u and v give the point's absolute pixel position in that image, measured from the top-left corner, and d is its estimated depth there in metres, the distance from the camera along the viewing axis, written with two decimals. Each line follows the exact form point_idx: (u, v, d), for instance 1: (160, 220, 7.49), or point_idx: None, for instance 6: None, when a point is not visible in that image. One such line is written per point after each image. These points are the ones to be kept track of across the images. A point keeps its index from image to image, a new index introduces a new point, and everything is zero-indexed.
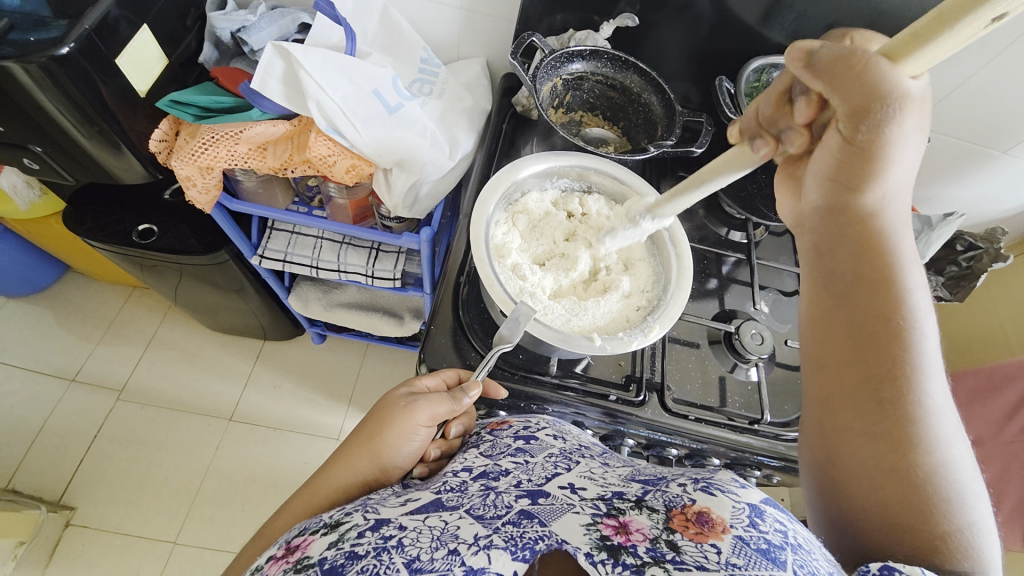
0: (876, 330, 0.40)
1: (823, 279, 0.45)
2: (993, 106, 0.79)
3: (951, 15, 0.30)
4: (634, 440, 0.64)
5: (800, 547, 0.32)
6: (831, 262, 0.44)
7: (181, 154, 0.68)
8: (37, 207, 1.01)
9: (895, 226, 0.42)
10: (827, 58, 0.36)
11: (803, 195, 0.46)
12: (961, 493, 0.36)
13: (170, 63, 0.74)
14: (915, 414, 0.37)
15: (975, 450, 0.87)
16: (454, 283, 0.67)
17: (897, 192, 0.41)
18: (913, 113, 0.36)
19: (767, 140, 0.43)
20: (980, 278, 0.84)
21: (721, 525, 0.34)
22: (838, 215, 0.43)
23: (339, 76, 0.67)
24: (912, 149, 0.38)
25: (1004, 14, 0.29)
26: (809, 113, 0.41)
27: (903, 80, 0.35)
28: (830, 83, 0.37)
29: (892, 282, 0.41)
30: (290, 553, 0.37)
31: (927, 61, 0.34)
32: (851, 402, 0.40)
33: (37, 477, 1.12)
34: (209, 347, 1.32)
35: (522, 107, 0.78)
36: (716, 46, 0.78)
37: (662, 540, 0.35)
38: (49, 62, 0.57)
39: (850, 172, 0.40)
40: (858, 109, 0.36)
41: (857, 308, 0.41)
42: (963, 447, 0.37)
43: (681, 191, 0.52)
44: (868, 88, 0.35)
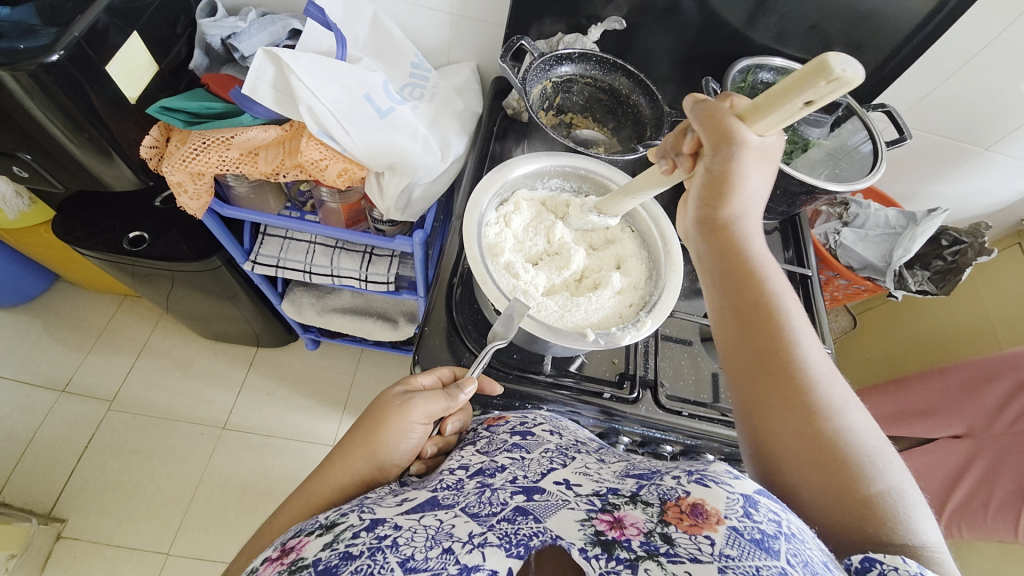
0: (762, 322, 0.42)
1: (717, 293, 0.46)
2: (973, 103, 0.81)
3: (791, 87, 0.35)
4: (629, 438, 0.64)
5: (794, 536, 0.33)
6: (714, 269, 0.46)
7: (172, 159, 0.68)
8: (25, 216, 1.00)
9: (752, 231, 0.46)
10: (701, 111, 0.44)
11: (687, 211, 0.48)
12: (876, 460, 0.37)
13: (160, 70, 0.74)
14: (817, 399, 0.39)
15: (967, 443, 0.89)
16: (448, 284, 0.68)
17: (748, 207, 0.45)
18: (752, 155, 0.42)
19: (670, 160, 0.49)
20: (965, 272, 0.85)
21: (715, 516, 0.34)
22: (710, 228, 0.46)
23: (330, 81, 0.68)
24: (756, 177, 0.43)
25: (813, 100, 0.35)
26: (691, 147, 0.46)
27: (750, 133, 0.42)
28: (703, 129, 0.43)
29: (762, 280, 0.44)
30: (284, 555, 0.37)
31: (771, 121, 0.40)
32: (764, 399, 0.41)
33: (26, 489, 1.10)
34: (201, 354, 1.31)
35: (513, 109, 0.79)
36: (702, 49, 0.80)
37: (656, 534, 0.35)
38: (37, 70, 0.57)
39: (715, 193, 0.44)
40: (721, 149, 0.42)
41: (744, 307, 0.43)
42: (862, 411, 0.40)
43: (622, 194, 0.57)
44: (726, 131, 0.41)
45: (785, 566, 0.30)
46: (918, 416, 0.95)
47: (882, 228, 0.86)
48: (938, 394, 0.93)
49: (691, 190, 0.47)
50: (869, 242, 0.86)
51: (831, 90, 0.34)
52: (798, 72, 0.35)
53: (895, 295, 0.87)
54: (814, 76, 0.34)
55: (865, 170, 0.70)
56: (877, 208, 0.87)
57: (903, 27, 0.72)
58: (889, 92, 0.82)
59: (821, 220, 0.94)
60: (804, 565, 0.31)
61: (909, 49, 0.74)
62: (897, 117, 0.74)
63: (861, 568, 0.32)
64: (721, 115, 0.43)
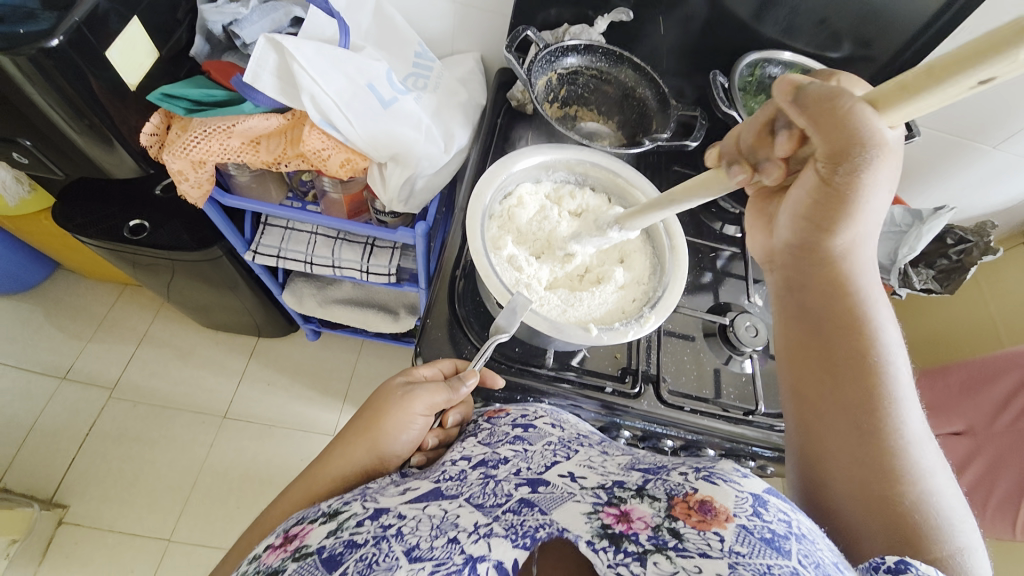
0: (845, 359, 0.43)
1: (798, 322, 0.48)
2: (982, 100, 0.80)
3: (956, 65, 0.29)
4: (629, 433, 0.63)
5: (803, 537, 0.33)
6: (804, 293, 0.48)
7: (173, 148, 0.68)
8: (26, 203, 1.00)
9: (864, 263, 0.46)
10: (808, 98, 0.39)
11: (778, 226, 0.49)
12: (948, 519, 0.37)
13: (161, 56, 0.73)
14: (895, 442, 0.40)
15: (966, 440, 0.88)
16: (450, 277, 0.67)
17: (863, 236, 0.45)
18: (887, 160, 0.39)
19: (744, 166, 0.45)
20: (971, 271, 0.85)
21: (724, 514, 0.34)
22: (813, 254, 0.46)
23: (333, 69, 0.67)
24: (883, 190, 0.41)
25: (992, 78, 0.29)
26: (789, 147, 0.43)
27: (884, 129, 0.37)
28: (812, 121, 0.39)
29: (865, 318, 0.45)
30: (288, 542, 0.37)
31: (904, 115, 0.36)
32: (840, 434, 0.42)
33: (28, 475, 1.11)
34: (202, 344, 1.31)
35: (517, 102, 0.78)
36: (709, 42, 0.79)
37: (664, 528, 0.35)
38: (38, 54, 0.57)
39: (820, 214, 0.44)
40: (837, 155, 0.39)
41: (838, 337, 0.45)
42: (944, 475, 0.40)
43: (654, 206, 0.54)
44: (842, 134, 0.38)
45: (796, 566, 0.30)
46: None
47: (888, 226, 0.86)
48: (939, 393, 0.95)
49: (791, 200, 0.46)
50: None
51: (1009, 71, 0.28)
52: (973, 56, 0.28)
53: (900, 293, 0.86)
54: (1005, 45, 0.27)
55: None
56: (883, 204, 0.86)
57: (914, 22, 0.71)
58: None
59: None
60: (815, 566, 0.31)
61: (920, 43, 0.73)
62: (906, 113, 0.73)
63: (893, 568, 0.32)
64: (843, 101, 0.37)
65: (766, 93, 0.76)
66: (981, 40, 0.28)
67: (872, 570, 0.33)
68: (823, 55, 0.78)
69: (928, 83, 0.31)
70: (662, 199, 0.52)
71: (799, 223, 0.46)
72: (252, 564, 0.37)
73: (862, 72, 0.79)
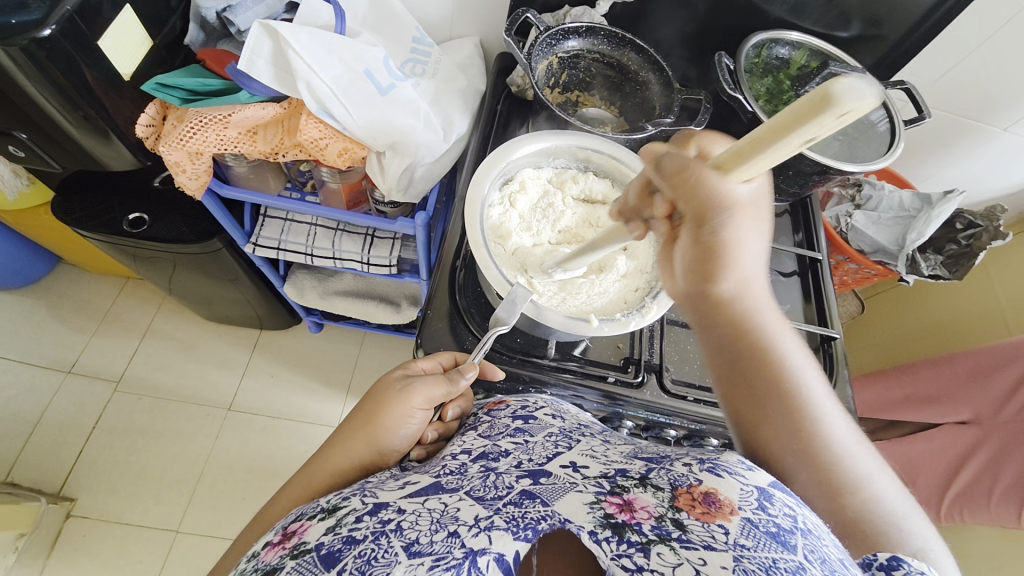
0: (770, 390, 0.42)
1: (719, 364, 0.44)
2: (994, 81, 0.78)
3: (786, 124, 0.29)
4: (632, 422, 0.63)
5: (809, 532, 0.32)
6: (714, 337, 0.44)
7: (169, 139, 0.66)
8: (24, 197, 0.99)
9: (756, 297, 0.43)
10: (669, 164, 0.38)
11: (672, 275, 0.45)
12: (897, 521, 0.37)
13: (155, 45, 0.72)
14: (838, 470, 0.39)
15: (972, 429, 0.88)
16: (450, 267, 0.66)
17: (749, 273, 0.41)
18: (743, 214, 0.38)
19: (638, 224, 0.45)
20: (980, 256, 0.83)
21: (728, 507, 0.34)
22: (708, 302, 0.43)
23: (329, 56, 0.65)
24: (752, 238, 0.39)
25: (815, 137, 0.29)
26: (664, 210, 0.42)
27: (734, 185, 0.36)
28: (671, 189, 0.38)
29: (767, 351, 0.43)
30: (286, 539, 0.37)
31: (753, 169, 0.34)
32: (787, 466, 0.40)
33: (36, 469, 1.12)
34: (205, 337, 1.32)
35: (518, 87, 0.77)
36: (714, 23, 0.77)
37: (668, 518, 0.35)
38: (30, 45, 0.56)
39: (703, 268, 0.41)
40: (703, 218, 0.37)
41: (753, 385, 0.42)
42: (883, 474, 0.40)
43: (581, 251, 0.52)
44: (701, 198, 0.37)
45: (803, 559, 0.30)
46: (925, 403, 0.95)
47: (896, 211, 0.84)
48: (945, 382, 0.94)
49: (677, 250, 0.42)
50: (882, 226, 0.84)
51: (833, 126, 0.28)
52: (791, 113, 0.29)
53: (906, 279, 0.85)
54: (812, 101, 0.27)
55: (880, 151, 0.67)
56: (891, 190, 0.85)
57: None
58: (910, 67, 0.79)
59: (832, 202, 0.91)
60: (822, 561, 0.30)
61: (932, 21, 0.71)
62: (916, 95, 0.71)
63: (886, 565, 0.32)
64: (692, 170, 0.37)
65: (772, 75, 0.74)
66: (800, 104, 0.28)
67: (866, 568, 0.33)
68: (830, 35, 0.76)
69: (769, 144, 0.31)
70: (586, 246, 0.51)
71: (687, 274, 0.42)
72: (251, 562, 0.36)
73: (871, 52, 0.77)
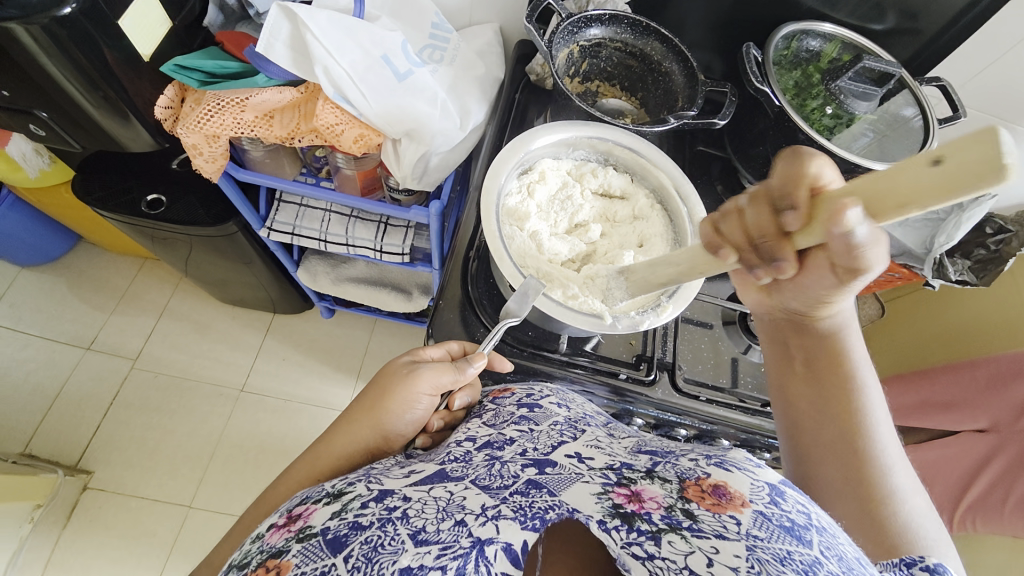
0: (836, 399, 0.46)
1: (791, 372, 0.51)
2: None
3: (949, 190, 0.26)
4: (643, 420, 0.63)
5: (825, 529, 0.32)
6: (798, 351, 0.50)
7: (187, 121, 0.67)
8: (46, 175, 1.01)
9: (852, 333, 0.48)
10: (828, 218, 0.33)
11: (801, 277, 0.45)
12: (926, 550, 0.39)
13: (174, 26, 0.72)
14: (881, 484, 0.42)
15: (991, 438, 0.87)
16: (463, 258, 0.66)
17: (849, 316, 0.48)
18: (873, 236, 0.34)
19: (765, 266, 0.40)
20: (1010, 262, 0.81)
21: (739, 499, 0.34)
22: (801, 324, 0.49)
23: (347, 40, 0.65)
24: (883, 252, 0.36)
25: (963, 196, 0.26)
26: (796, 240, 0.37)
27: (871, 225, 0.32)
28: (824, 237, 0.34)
29: (847, 369, 0.47)
30: (292, 521, 0.37)
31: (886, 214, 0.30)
32: (823, 470, 0.45)
33: (56, 441, 1.15)
34: (219, 319, 1.33)
35: (536, 76, 0.76)
36: (742, 13, 0.74)
37: (677, 508, 0.34)
38: (51, 24, 0.56)
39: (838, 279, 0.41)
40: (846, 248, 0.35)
41: (822, 393, 0.47)
42: (929, 508, 0.42)
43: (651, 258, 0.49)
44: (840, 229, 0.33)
45: (819, 554, 0.29)
46: (941, 409, 0.91)
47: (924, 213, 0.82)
48: (963, 388, 0.90)
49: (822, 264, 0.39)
50: (909, 228, 0.82)
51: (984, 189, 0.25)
52: (946, 162, 0.26)
53: (931, 284, 0.83)
54: (976, 147, 0.25)
55: (913, 149, 0.64)
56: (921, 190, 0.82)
57: None
58: (947, 63, 0.76)
59: None
60: (838, 557, 0.30)
61: (974, 15, 0.68)
62: (952, 93, 0.68)
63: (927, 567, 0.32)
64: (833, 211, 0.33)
65: (801, 67, 0.70)
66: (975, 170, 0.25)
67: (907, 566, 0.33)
68: (864, 27, 0.73)
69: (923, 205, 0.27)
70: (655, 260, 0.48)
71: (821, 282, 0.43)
72: (256, 542, 0.37)
73: (906, 46, 0.74)
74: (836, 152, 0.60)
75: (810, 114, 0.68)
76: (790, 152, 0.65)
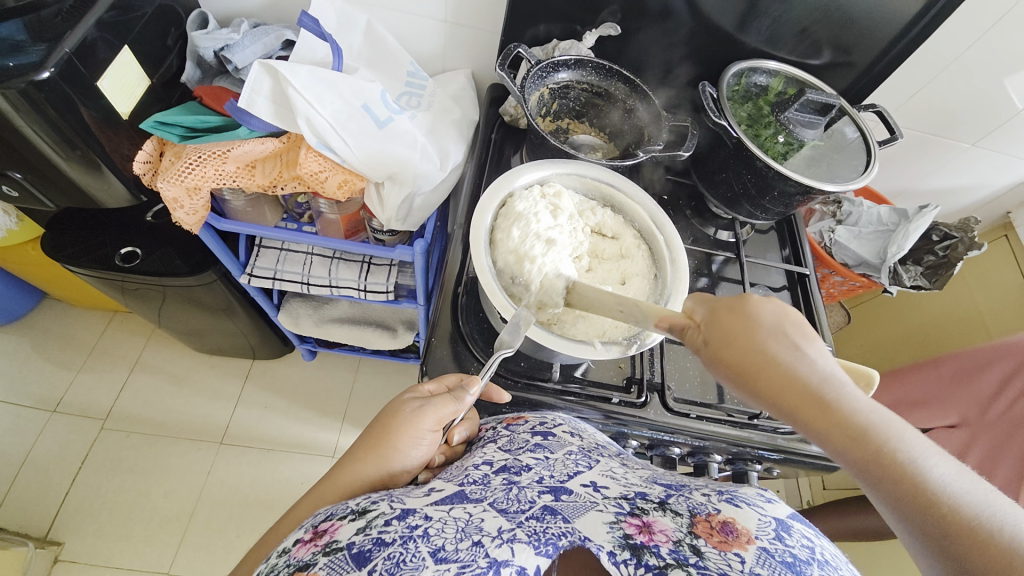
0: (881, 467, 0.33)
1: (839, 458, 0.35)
2: (956, 96, 0.84)
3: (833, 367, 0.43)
4: (637, 441, 0.65)
5: (826, 563, 0.33)
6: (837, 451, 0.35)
7: (168, 175, 0.67)
8: (13, 234, 0.98)
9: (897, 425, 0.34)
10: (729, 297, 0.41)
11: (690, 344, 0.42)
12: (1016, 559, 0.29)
13: (153, 84, 0.73)
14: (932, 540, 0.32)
15: (962, 432, 0.91)
16: (452, 294, 0.67)
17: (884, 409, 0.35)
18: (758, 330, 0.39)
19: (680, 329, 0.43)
20: (957, 266, 0.89)
21: (746, 536, 0.35)
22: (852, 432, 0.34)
23: (328, 92, 0.67)
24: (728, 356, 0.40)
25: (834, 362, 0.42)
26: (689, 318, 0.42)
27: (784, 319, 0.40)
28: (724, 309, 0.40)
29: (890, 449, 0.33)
30: (318, 536, 0.36)
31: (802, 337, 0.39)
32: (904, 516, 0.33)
33: (20, 513, 1.08)
34: (196, 369, 1.29)
35: (510, 117, 0.80)
36: (695, 54, 0.81)
37: (685, 543, 0.35)
38: (29, 87, 0.56)
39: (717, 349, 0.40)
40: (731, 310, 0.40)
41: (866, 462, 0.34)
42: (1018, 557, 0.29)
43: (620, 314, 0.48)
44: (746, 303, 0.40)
45: None
46: (912, 407, 0.97)
47: (876, 225, 0.89)
48: (934, 386, 0.96)
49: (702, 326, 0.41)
50: (864, 240, 0.89)
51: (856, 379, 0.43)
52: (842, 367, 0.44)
53: (891, 290, 0.91)
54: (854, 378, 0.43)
55: (858, 169, 0.70)
56: (869, 207, 0.90)
57: (890, 28, 0.74)
58: (881, 91, 0.85)
59: (815, 219, 0.96)
60: None
61: (898, 48, 0.76)
62: (888, 117, 0.75)
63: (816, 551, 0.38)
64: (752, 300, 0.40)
65: (752, 101, 0.76)
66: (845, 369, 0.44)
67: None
68: (804, 62, 0.81)
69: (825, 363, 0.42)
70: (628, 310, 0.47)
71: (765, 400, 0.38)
72: (281, 558, 0.35)
73: (843, 76, 0.82)
74: (792, 176, 0.65)
75: (764, 143, 0.74)
76: (750, 177, 0.70)
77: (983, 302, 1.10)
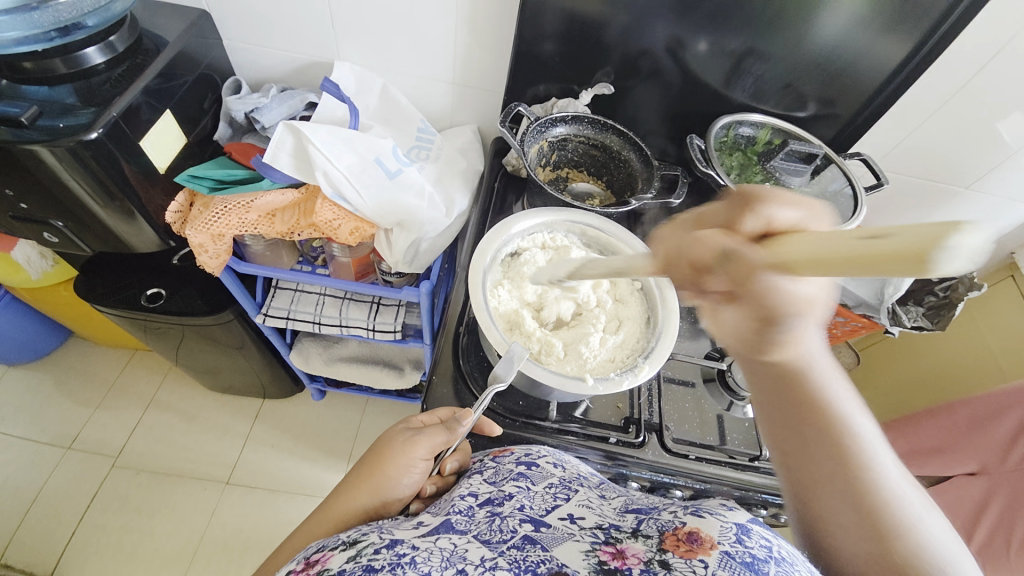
0: (807, 415, 0.42)
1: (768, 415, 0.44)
2: (941, 143, 0.88)
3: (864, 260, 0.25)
4: (637, 483, 0.64)
5: (784, 560, 0.34)
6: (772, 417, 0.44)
7: (196, 223, 0.73)
8: (48, 276, 1.06)
9: (823, 369, 0.42)
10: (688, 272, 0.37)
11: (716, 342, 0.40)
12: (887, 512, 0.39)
13: (188, 141, 0.81)
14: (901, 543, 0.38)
15: (982, 480, 0.87)
16: (453, 334, 0.70)
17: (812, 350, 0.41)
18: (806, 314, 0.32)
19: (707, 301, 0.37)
20: (959, 306, 0.90)
21: (709, 542, 0.35)
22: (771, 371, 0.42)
23: (345, 148, 0.74)
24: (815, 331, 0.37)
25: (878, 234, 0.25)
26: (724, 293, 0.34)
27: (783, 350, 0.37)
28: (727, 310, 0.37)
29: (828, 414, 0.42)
30: (309, 566, 0.37)
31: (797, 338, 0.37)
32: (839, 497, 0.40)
33: (27, 550, 1.09)
34: (208, 408, 1.32)
35: (512, 167, 0.86)
36: (686, 108, 0.86)
37: (655, 560, 0.35)
38: (76, 146, 0.62)
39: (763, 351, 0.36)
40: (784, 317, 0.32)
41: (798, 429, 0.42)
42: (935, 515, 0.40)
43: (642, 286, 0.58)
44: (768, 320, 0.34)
45: None
46: (929, 455, 0.96)
47: None
48: (948, 433, 0.94)
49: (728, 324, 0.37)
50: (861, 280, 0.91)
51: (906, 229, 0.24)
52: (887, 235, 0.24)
53: (892, 330, 0.91)
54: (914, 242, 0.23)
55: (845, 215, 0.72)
56: None
57: (868, 84, 0.79)
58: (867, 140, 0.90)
59: None
60: None
61: (878, 102, 0.81)
62: (872, 163, 0.78)
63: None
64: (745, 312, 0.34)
65: (741, 151, 0.81)
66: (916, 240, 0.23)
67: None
68: (790, 114, 0.86)
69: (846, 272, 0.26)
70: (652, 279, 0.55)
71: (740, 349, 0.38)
72: None
73: (827, 127, 0.87)
74: None
75: None
76: None
77: (994, 344, 1.08)
